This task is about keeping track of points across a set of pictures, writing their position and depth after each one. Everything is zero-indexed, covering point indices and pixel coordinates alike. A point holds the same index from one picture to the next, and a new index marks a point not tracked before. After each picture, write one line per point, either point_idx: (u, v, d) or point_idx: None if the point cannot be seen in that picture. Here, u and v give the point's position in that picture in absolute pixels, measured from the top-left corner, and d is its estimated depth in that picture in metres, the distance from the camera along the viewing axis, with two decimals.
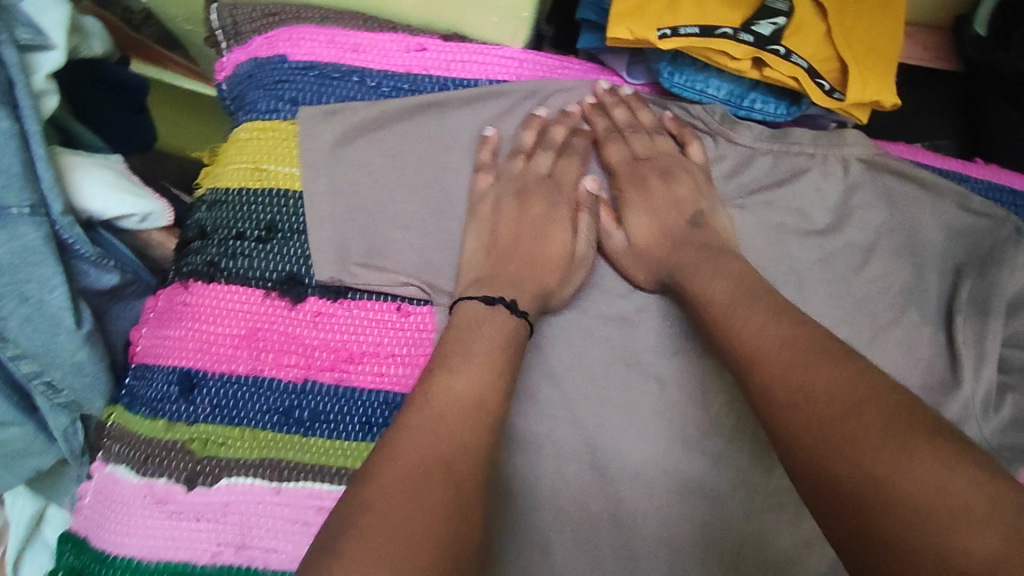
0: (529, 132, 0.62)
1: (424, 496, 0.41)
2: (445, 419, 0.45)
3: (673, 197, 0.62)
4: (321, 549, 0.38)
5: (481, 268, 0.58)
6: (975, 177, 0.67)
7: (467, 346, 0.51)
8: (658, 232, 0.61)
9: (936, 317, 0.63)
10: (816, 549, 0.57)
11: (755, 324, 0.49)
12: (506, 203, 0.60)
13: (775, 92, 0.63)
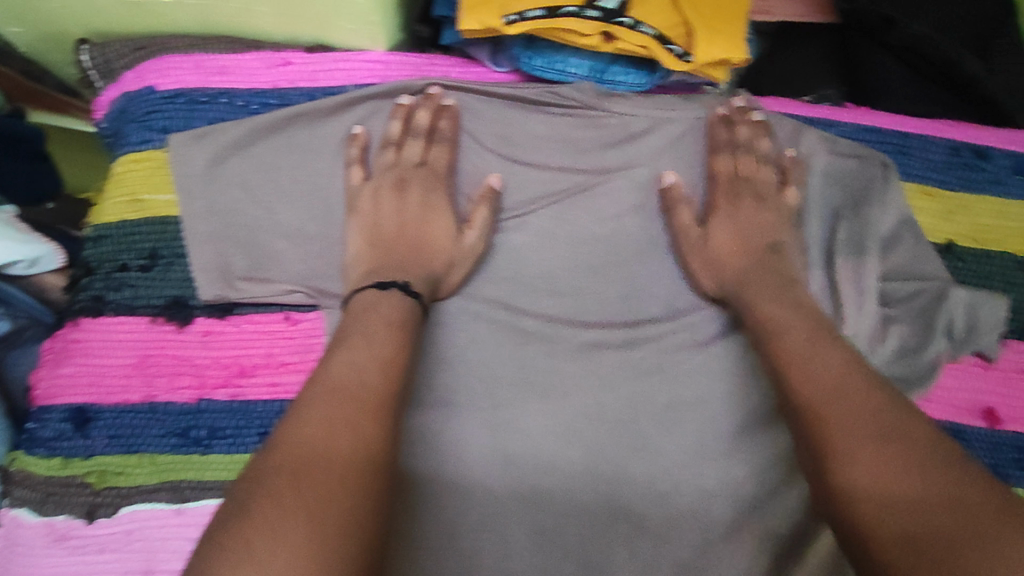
0: (396, 121, 0.63)
1: (316, 485, 0.39)
2: (348, 388, 0.46)
3: (752, 219, 0.65)
4: (229, 517, 0.38)
5: (367, 263, 0.58)
6: (842, 121, 0.71)
7: (358, 325, 0.52)
8: (741, 247, 0.64)
9: (818, 261, 0.65)
10: (720, 498, 0.60)
11: (797, 348, 0.53)
12: (384, 195, 0.61)
13: (634, 63, 0.66)
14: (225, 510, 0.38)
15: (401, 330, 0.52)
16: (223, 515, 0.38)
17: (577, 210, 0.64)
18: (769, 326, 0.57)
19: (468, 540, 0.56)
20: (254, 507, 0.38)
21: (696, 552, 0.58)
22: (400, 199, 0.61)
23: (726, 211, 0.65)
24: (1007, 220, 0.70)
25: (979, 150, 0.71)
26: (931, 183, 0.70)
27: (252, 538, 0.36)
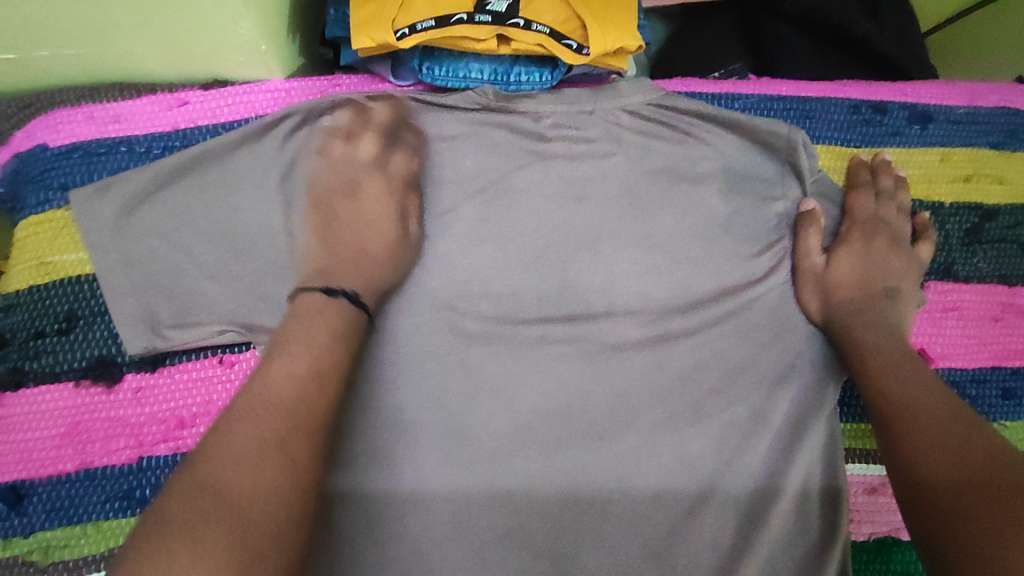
0: (348, 116, 0.64)
1: (256, 485, 0.39)
2: (282, 403, 0.44)
3: (866, 254, 0.67)
4: (150, 532, 0.37)
5: (320, 257, 0.58)
6: (745, 94, 0.72)
7: (303, 329, 0.49)
8: (855, 279, 0.66)
9: (737, 231, 0.68)
10: (678, 475, 0.61)
11: (879, 358, 0.61)
12: (337, 190, 0.62)
13: (535, 61, 0.66)
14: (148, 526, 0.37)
15: (344, 341, 0.50)
16: (141, 528, 0.37)
17: (501, 208, 0.65)
18: (858, 353, 0.62)
19: (439, 550, 0.57)
20: (170, 523, 0.37)
21: (664, 532, 0.60)
22: (355, 199, 0.62)
23: (848, 247, 0.67)
24: (910, 169, 0.73)
25: (878, 105, 0.73)
26: (835, 143, 0.73)
27: (199, 541, 0.36)
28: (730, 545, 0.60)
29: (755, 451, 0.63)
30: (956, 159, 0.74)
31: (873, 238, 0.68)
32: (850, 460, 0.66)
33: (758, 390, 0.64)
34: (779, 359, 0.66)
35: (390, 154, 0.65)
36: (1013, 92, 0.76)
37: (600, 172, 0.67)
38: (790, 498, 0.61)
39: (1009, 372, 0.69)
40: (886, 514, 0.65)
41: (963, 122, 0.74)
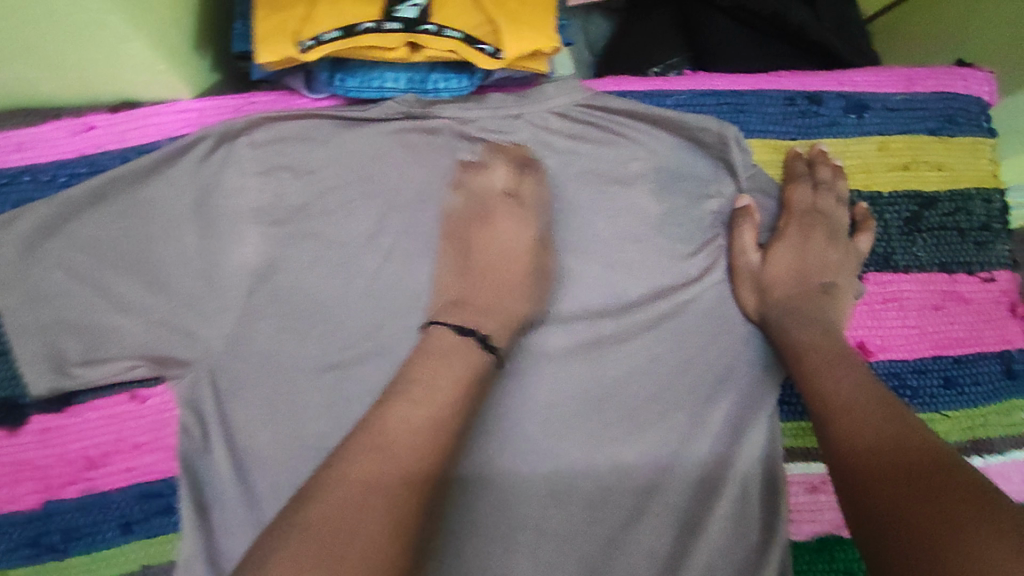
0: (477, 153, 0.64)
1: (383, 520, 0.43)
2: (396, 450, 0.46)
3: (801, 249, 0.66)
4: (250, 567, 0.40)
5: (452, 290, 0.60)
6: (676, 91, 0.70)
7: (426, 370, 0.52)
8: (791, 275, 0.65)
9: (674, 232, 0.66)
10: (616, 487, 0.61)
11: (821, 357, 0.59)
12: (473, 224, 0.63)
13: (452, 67, 0.63)
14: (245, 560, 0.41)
15: (467, 389, 0.52)
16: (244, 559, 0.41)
17: (427, 219, 0.63)
18: (797, 352, 0.61)
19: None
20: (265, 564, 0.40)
21: (600, 548, 0.59)
22: (491, 226, 0.63)
23: (783, 243, 0.66)
24: (847, 160, 0.72)
25: (814, 96, 0.71)
26: (770, 137, 0.70)
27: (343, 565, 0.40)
28: (667, 553, 0.60)
29: (694, 458, 0.62)
30: (895, 147, 0.72)
31: (807, 231, 0.66)
32: (790, 459, 0.65)
33: (700, 397, 0.63)
34: (717, 363, 0.64)
35: (492, 174, 0.63)
36: (950, 75, 0.74)
37: (531, 177, 0.65)
38: (728, 504, 0.61)
39: (951, 362, 0.69)
40: (826, 511, 0.64)
41: (901, 110, 0.72)
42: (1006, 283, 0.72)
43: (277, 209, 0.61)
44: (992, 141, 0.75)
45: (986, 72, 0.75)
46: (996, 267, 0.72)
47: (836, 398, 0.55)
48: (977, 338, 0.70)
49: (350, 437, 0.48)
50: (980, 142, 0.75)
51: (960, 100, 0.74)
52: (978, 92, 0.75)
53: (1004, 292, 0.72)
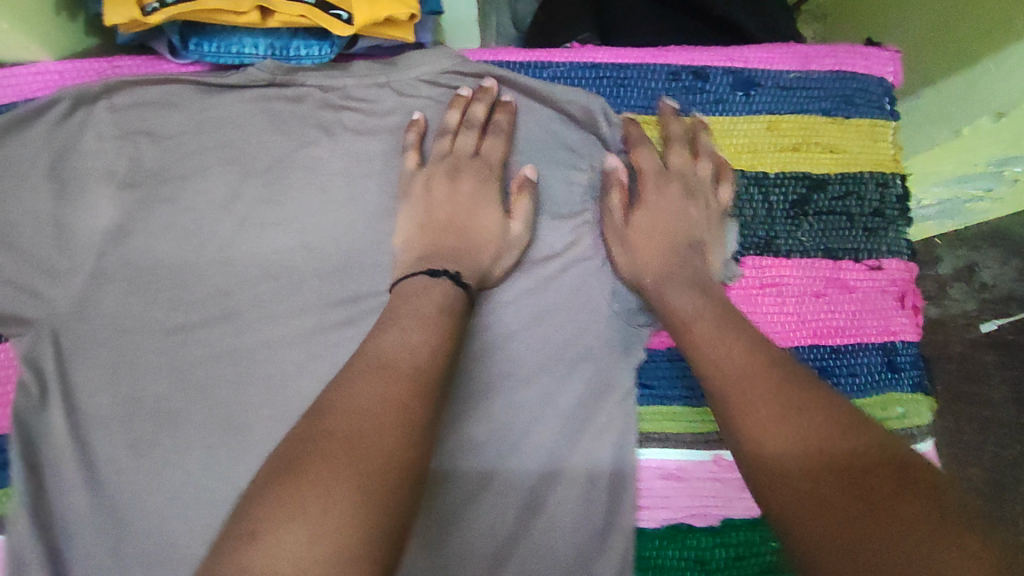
0: (455, 110, 0.63)
1: (390, 423, 0.46)
2: (401, 366, 0.50)
3: (665, 206, 0.64)
4: (283, 474, 0.43)
5: (420, 245, 0.60)
6: (556, 62, 0.68)
7: (412, 305, 0.55)
8: (658, 234, 0.63)
9: (542, 206, 0.65)
10: (463, 461, 0.61)
11: (750, 377, 0.48)
12: (439, 181, 0.62)
13: (313, 34, 0.62)
14: (278, 470, 0.43)
15: (448, 316, 0.55)
16: (273, 473, 0.43)
17: (285, 187, 0.63)
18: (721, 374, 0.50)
19: (184, 549, 0.57)
20: (276, 483, 0.42)
21: (444, 528, 0.60)
22: (453, 183, 0.61)
23: (643, 202, 0.64)
24: (731, 138, 0.69)
25: (700, 71, 0.69)
26: (652, 113, 0.69)
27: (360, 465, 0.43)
28: (506, 531, 0.60)
29: (541, 438, 0.62)
30: (786, 127, 0.70)
31: (664, 188, 0.65)
32: (646, 444, 0.64)
33: (555, 375, 0.63)
34: (574, 340, 0.63)
35: (467, 137, 0.63)
36: (850, 55, 0.72)
37: (394, 146, 0.64)
38: (570, 485, 0.61)
39: (828, 351, 0.67)
40: (680, 500, 0.64)
41: (793, 88, 0.70)
42: (896, 272, 0.70)
43: (133, 172, 0.62)
44: (893, 124, 0.72)
45: (891, 52, 0.72)
46: (887, 255, 0.70)
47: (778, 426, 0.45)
48: (859, 328, 0.68)
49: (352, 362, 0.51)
50: (879, 125, 0.72)
51: (859, 80, 0.71)
52: (881, 72, 0.72)
53: (894, 281, 0.70)
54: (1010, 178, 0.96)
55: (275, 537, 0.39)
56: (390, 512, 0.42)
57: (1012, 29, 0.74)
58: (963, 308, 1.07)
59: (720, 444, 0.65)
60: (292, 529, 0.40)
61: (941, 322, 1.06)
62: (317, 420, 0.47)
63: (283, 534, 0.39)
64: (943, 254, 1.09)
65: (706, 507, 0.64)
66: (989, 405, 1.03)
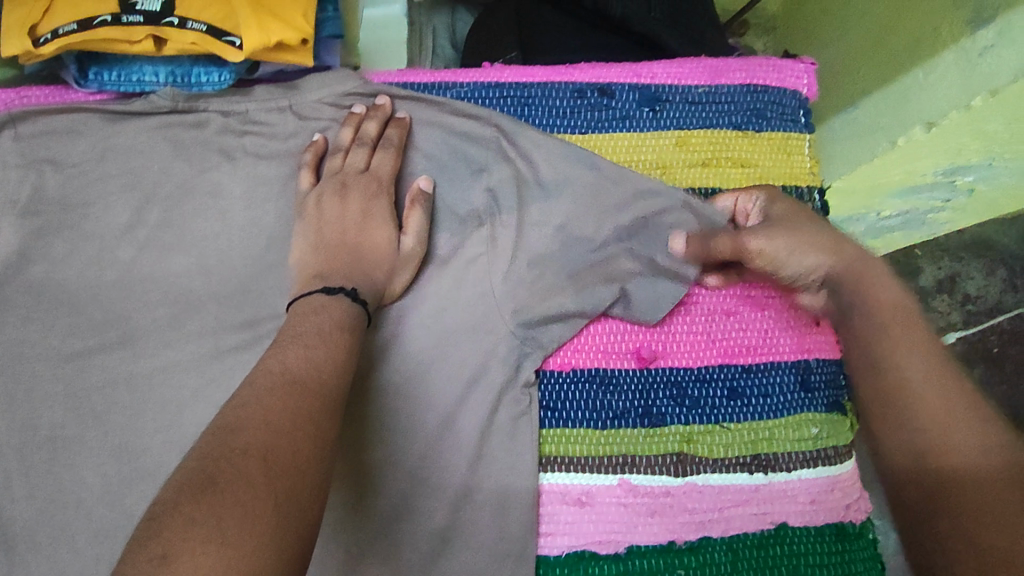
0: (347, 128, 0.64)
1: (295, 448, 0.42)
2: (309, 383, 0.47)
3: (796, 222, 0.60)
4: (191, 494, 0.38)
5: (314, 264, 0.59)
6: (460, 83, 0.69)
7: (311, 323, 0.52)
8: (823, 243, 0.59)
9: (440, 221, 0.64)
10: (363, 485, 0.60)
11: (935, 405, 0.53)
12: (328, 200, 0.61)
13: (213, 61, 0.63)
14: (186, 491, 0.38)
15: (350, 333, 0.53)
16: (179, 493, 0.38)
17: (186, 212, 0.63)
18: (896, 398, 0.55)
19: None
20: (185, 504, 0.37)
21: (343, 560, 0.60)
22: (342, 200, 0.61)
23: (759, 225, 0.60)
24: (640, 155, 0.69)
25: (605, 88, 0.69)
26: (558, 130, 0.68)
27: (273, 488, 0.39)
28: (404, 554, 0.60)
29: (441, 464, 0.61)
30: (695, 142, 0.69)
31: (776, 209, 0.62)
32: (549, 468, 0.63)
33: (459, 396, 0.62)
34: (475, 362, 0.62)
35: (358, 154, 0.63)
36: (763, 68, 0.71)
37: (295, 170, 0.64)
38: (474, 510, 0.61)
39: (739, 370, 0.66)
40: (585, 527, 0.62)
41: (702, 103, 0.70)
42: None
43: (36, 200, 0.63)
44: (808, 137, 0.71)
45: (806, 64, 0.71)
46: None
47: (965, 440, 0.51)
48: (772, 345, 0.67)
49: (247, 381, 0.47)
50: (792, 138, 0.71)
51: (770, 94, 0.71)
52: (794, 85, 0.71)
53: None
54: (965, 189, 0.87)
55: (193, 562, 0.35)
56: (303, 532, 0.40)
57: (939, 35, 0.70)
58: (949, 319, 1.04)
59: (623, 468, 0.63)
60: (203, 561, 0.35)
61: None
62: (226, 436, 0.42)
63: (202, 556, 0.35)
64: (926, 264, 1.04)
65: (612, 532, 0.62)
66: None
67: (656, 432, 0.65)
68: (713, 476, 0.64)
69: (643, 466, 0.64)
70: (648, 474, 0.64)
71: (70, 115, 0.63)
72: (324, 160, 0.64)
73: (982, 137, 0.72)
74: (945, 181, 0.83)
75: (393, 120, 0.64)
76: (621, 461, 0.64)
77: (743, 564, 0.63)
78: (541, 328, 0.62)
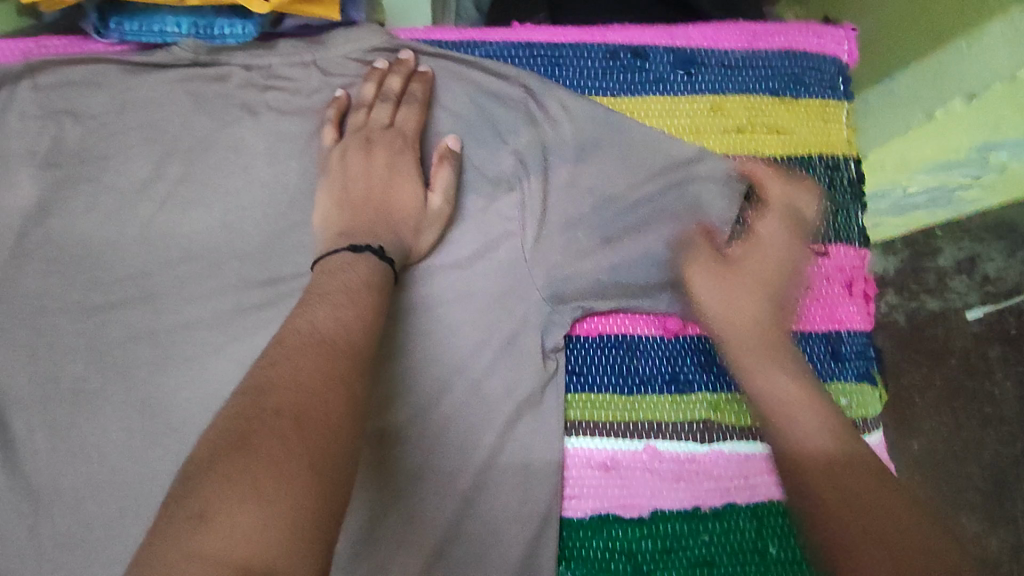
0: (370, 83, 0.62)
1: (323, 407, 0.41)
2: (337, 341, 0.45)
3: (748, 271, 0.61)
4: (225, 454, 0.38)
5: (339, 221, 0.58)
6: (490, 41, 0.66)
7: (338, 283, 0.51)
8: (752, 312, 0.61)
9: (464, 181, 0.63)
10: (385, 447, 0.60)
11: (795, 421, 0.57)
12: (353, 155, 0.60)
13: (237, 12, 0.60)
14: (221, 448, 0.38)
15: (376, 292, 0.52)
16: (214, 451, 0.38)
17: (208, 168, 0.62)
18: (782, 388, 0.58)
19: (100, 529, 0.58)
20: (219, 463, 0.37)
21: (366, 522, 0.59)
22: (368, 157, 0.60)
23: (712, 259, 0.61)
24: (673, 120, 0.67)
25: (638, 50, 0.67)
26: (589, 93, 0.66)
27: (308, 446, 0.39)
28: (424, 515, 0.60)
29: (466, 428, 0.61)
30: (729, 107, 0.67)
31: (751, 258, 0.61)
32: (574, 432, 0.63)
33: (486, 359, 0.61)
34: (504, 326, 0.61)
35: (382, 108, 0.61)
36: (802, 32, 0.68)
37: (318, 126, 0.63)
38: (499, 474, 0.61)
39: None
40: (610, 489, 0.62)
41: (737, 67, 0.67)
42: (844, 259, 0.67)
43: (55, 151, 0.62)
44: (847, 105, 0.69)
45: (847, 30, 0.68)
46: (835, 241, 0.67)
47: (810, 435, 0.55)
48: (803, 314, 0.66)
49: (277, 340, 0.46)
50: (830, 106, 0.68)
51: (809, 59, 0.68)
52: (836, 52, 0.69)
53: (842, 268, 0.67)
54: (995, 166, 0.84)
55: (229, 523, 0.35)
56: (338, 493, 0.39)
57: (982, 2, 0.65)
58: (964, 300, 1.04)
59: (648, 434, 0.63)
60: (242, 517, 0.35)
61: (943, 316, 1.03)
62: (257, 394, 0.42)
63: (239, 516, 0.35)
64: (945, 246, 1.05)
65: (636, 496, 0.62)
66: (993, 401, 1.02)
67: (682, 398, 0.64)
68: (739, 444, 0.64)
69: (667, 433, 0.63)
70: (673, 440, 0.63)
71: (89, 64, 0.62)
72: (348, 116, 0.63)
73: (1022, 110, 0.69)
74: (977, 158, 0.81)
75: (419, 75, 0.63)
76: (646, 427, 0.63)
77: (767, 532, 0.62)
78: (572, 294, 0.61)
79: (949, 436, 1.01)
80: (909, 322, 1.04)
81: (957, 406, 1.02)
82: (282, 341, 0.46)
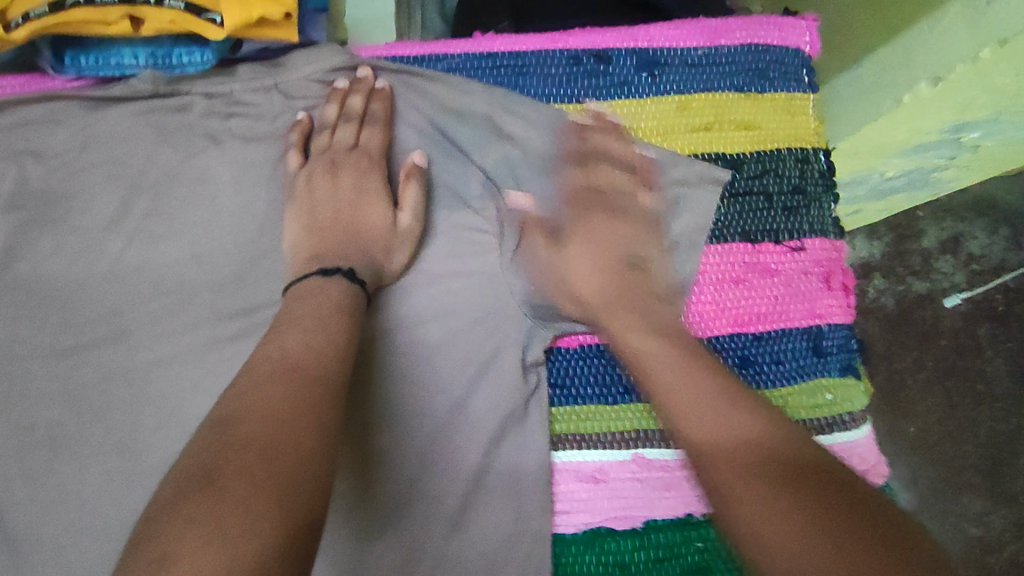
0: (332, 104, 0.62)
1: (294, 438, 0.41)
2: (307, 368, 0.45)
3: (613, 232, 0.61)
4: (191, 493, 0.37)
5: (309, 246, 0.57)
6: (451, 54, 0.66)
7: (309, 308, 0.50)
8: (601, 270, 0.60)
9: (432, 197, 0.62)
10: (370, 471, 0.59)
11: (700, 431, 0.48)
12: (319, 179, 0.60)
13: (194, 41, 0.60)
14: (186, 488, 0.37)
15: (348, 314, 0.51)
16: (180, 489, 0.37)
17: (175, 200, 0.61)
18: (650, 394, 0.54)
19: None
20: (186, 503, 0.37)
21: (355, 548, 0.58)
22: (334, 179, 0.59)
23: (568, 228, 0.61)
24: (641, 122, 0.66)
25: (601, 54, 0.66)
26: (553, 100, 0.66)
27: (278, 478, 0.38)
28: (414, 537, 0.59)
29: (451, 446, 0.60)
30: (696, 106, 0.67)
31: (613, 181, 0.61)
32: (560, 446, 0.62)
33: (466, 374, 0.61)
34: (482, 340, 0.61)
35: (345, 128, 0.61)
36: (765, 26, 0.68)
37: (285, 151, 0.63)
38: (489, 490, 0.60)
39: (750, 339, 0.65)
40: (599, 501, 0.62)
41: (701, 65, 0.67)
42: (820, 252, 0.67)
43: (18, 193, 0.61)
44: (812, 97, 0.69)
45: (807, 21, 0.68)
46: (811, 235, 0.67)
47: (717, 435, 0.47)
48: (782, 312, 0.66)
49: (247, 368, 0.46)
50: (797, 99, 0.68)
51: (772, 53, 0.68)
52: (797, 43, 0.69)
53: (819, 262, 0.67)
54: (970, 146, 0.84)
55: (191, 564, 0.34)
56: (311, 525, 0.38)
57: None
58: (951, 280, 1.04)
59: (635, 443, 0.62)
60: (207, 558, 0.34)
61: (930, 296, 1.03)
62: (225, 428, 0.41)
63: (202, 557, 0.34)
64: (928, 227, 1.05)
65: (626, 507, 0.62)
66: (985, 378, 1.02)
67: None
68: None
69: (654, 440, 0.62)
70: (660, 447, 0.62)
71: (48, 103, 0.61)
72: (311, 139, 0.62)
73: (989, 91, 0.69)
74: (950, 138, 0.81)
75: (379, 92, 0.62)
76: (633, 436, 0.63)
77: None
78: (546, 304, 0.61)
79: (943, 417, 1.01)
80: (897, 306, 1.03)
81: (948, 386, 1.02)
82: (250, 371, 0.45)
